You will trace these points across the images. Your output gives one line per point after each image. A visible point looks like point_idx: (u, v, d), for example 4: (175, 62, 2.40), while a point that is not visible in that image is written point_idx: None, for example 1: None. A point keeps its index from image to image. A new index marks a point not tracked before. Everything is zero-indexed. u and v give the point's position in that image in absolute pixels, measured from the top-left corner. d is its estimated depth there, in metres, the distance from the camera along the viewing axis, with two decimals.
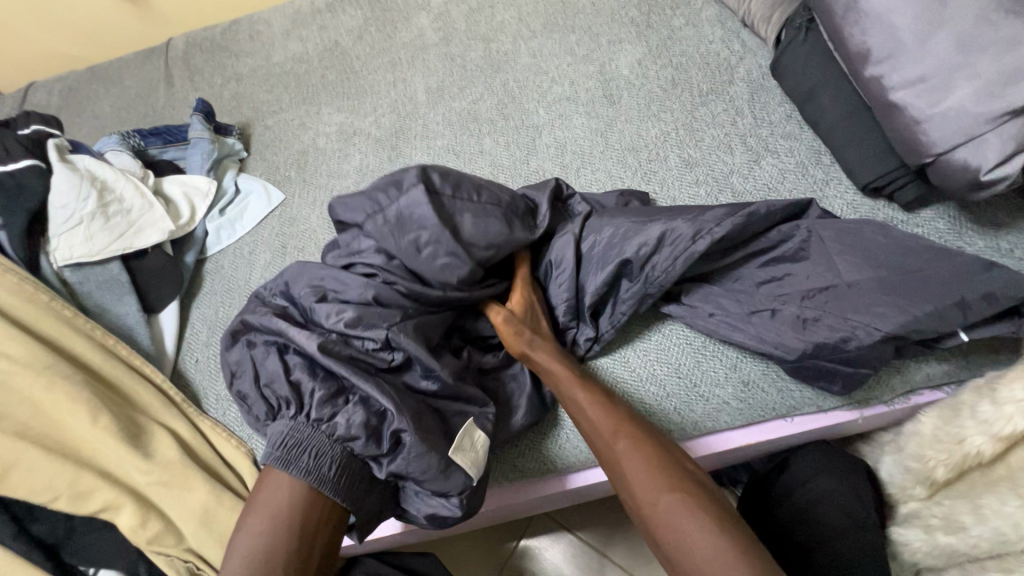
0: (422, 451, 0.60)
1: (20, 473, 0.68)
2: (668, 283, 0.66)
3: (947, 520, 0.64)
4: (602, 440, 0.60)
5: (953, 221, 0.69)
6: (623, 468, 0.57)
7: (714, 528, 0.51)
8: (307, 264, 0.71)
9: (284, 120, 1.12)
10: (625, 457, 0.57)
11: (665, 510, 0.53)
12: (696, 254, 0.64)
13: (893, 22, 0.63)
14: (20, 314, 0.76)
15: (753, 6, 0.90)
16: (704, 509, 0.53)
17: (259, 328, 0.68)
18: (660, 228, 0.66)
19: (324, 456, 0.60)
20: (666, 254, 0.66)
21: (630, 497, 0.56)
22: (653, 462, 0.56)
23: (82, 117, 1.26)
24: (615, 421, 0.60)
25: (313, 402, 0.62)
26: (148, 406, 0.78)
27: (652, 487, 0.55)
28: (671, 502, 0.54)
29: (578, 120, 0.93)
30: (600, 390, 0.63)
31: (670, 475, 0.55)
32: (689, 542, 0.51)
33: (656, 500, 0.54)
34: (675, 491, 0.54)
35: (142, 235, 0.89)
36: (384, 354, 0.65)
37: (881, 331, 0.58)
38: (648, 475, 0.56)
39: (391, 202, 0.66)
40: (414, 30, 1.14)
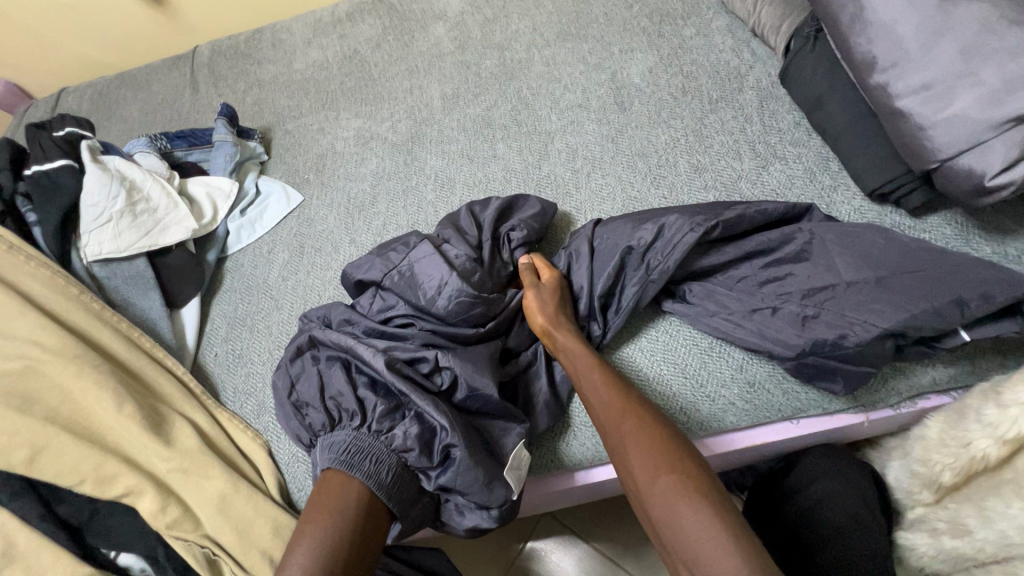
0: (471, 468, 0.62)
1: (49, 457, 0.71)
2: (669, 270, 0.69)
3: (953, 523, 0.62)
4: (610, 420, 0.61)
5: (960, 227, 0.70)
6: (625, 448, 0.59)
7: (707, 512, 0.51)
8: (350, 308, 0.76)
9: (303, 125, 1.16)
10: (628, 437, 0.59)
11: (661, 490, 0.54)
12: (693, 243, 0.68)
13: (899, 31, 0.64)
14: (52, 305, 0.80)
15: (763, 17, 0.91)
16: (701, 493, 0.53)
17: (326, 344, 0.72)
18: (658, 219, 0.72)
19: (383, 464, 0.63)
20: (666, 242, 0.70)
21: (631, 477, 0.57)
22: (655, 442, 0.57)
23: (111, 120, 1.31)
24: (624, 404, 0.61)
25: (374, 415, 0.65)
26: (169, 396, 0.81)
27: (651, 467, 0.56)
28: (667, 484, 0.54)
29: (589, 127, 0.95)
30: (614, 375, 0.65)
31: (672, 458, 0.56)
32: (681, 520, 0.52)
33: (654, 479, 0.55)
34: (674, 473, 0.54)
35: (166, 233, 0.92)
36: (435, 378, 0.69)
37: (878, 327, 0.59)
38: (649, 454, 0.56)
39: (403, 261, 0.76)
40: (431, 38, 1.18)
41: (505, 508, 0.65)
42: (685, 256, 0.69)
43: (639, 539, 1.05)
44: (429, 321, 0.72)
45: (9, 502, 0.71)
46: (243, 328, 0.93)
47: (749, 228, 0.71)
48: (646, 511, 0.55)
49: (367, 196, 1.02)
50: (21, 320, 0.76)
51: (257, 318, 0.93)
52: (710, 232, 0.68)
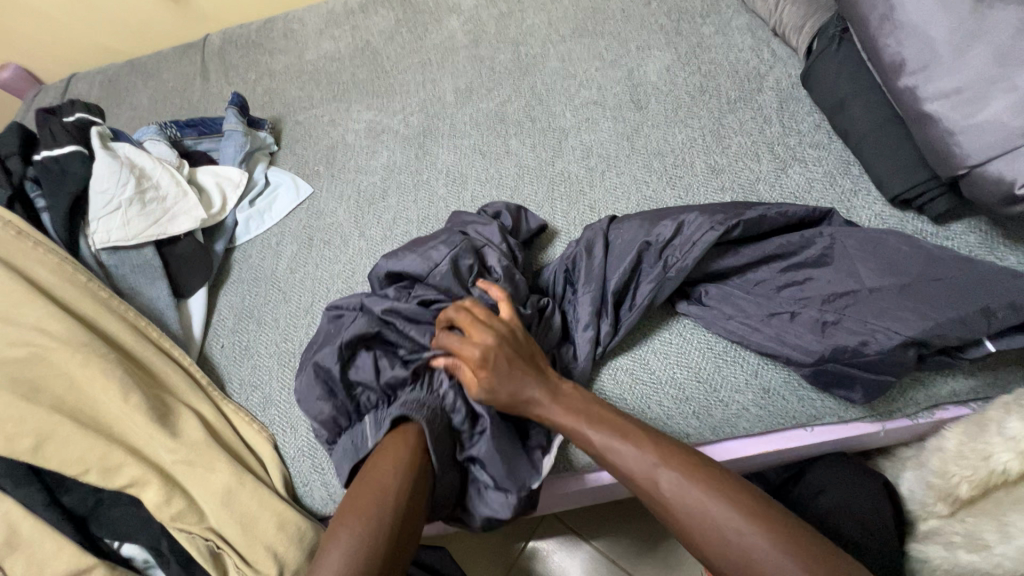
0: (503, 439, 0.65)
1: (54, 445, 0.71)
2: (687, 267, 0.68)
3: (970, 537, 0.61)
4: (640, 484, 0.56)
5: (984, 235, 0.68)
6: (673, 507, 0.54)
7: (794, 561, 0.48)
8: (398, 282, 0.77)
9: (314, 116, 1.15)
10: (672, 489, 0.54)
11: (740, 552, 0.50)
12: (712, 241, 0.67)
13: (929, 33, 0.62)
14: (60, 292, 0.79)
15: (785, 17, 0.90)
16: (779, 536, 0.50)
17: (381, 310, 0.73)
18: (677, 217, 0.71)
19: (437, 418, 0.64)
20: (684, 239, 0.69)
21: (694, 539, 0.53)
22: (702, 494, 0.53)
23: (120, 107, 1.31)
24: (654, 457, 0.56)
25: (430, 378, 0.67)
26: (175, 387, 0.80)
27: (716, 526, 0.52)
28: (744, 540, 0.50)
29: (605, 124, 0.94)
30: (612, 425, 0.59)
31: (733, 508, 0.52)
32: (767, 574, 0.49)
33: (721, 540, 0.51)
34: (744, 523, 0.51)
35: (175, 223, 0.92)
36: None
37: (900, 336, 0.58)
38: (701, 511, 0.53)
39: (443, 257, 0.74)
40: (445, 32, 1.16)
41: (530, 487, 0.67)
42: (702, 254, 0.68)
43: (638, 538, 1.05)
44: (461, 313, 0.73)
45: (13, 490, 0.70)
46: (251, 320, 0.92)
47: (769, 230, 0.70)
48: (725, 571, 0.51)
49: (377, 189, 1.01)
50: (28, 306, 0.76)
51: (264, 310, 0.92)
52: (729, 231, 0.68)
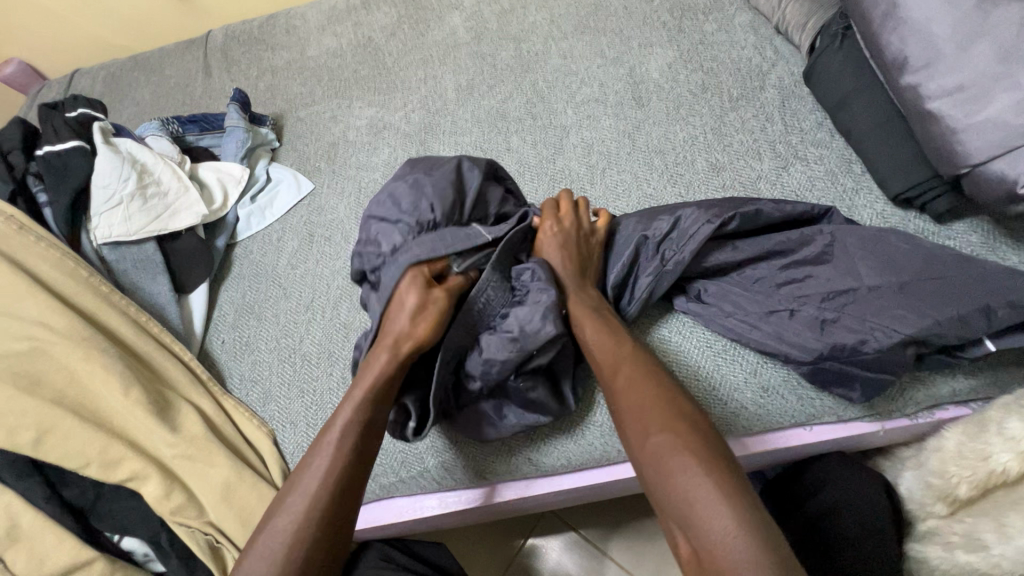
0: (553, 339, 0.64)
1: (55, 439, 0.71)
2: (684, 261, 0.67)
3: (968, 537, 0.61)
4: (604, 375, 0.61)
5: (986, 235, 0.68)
6: (619, 400, 0.59)
7: (698, 466, 0.50)
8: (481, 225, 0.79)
9: (315, 113, 1.15)
10: (629, 384, 0.59)
11: (654, 447, 0.53)
12: (707, 235, 0.67)
13: (932, 30, 0.62)
14: (61, 287, 0.80)
15: (788, 14, 0.89)
16: (699, 449, 0.52)
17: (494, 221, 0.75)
18: (671, 212, 0.71)
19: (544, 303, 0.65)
20: (681, 233, 0.69)
21: (626, 431, 0.57)
22: (652, 395, 0.57)
23: (123, 103, 1.31)
24: (623, 360, 0.61)
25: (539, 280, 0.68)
26: (176, 382, 0.80)
27: (646, 423, 0.55)
28: (660, 439, 0.53)
29: (606, 122, 0.93)
30: (608, 328, 0.65)
31: (668, 415, 0.55)
32: (670, 473, 0.51)
33: (646, 434, 0.55)
34: (669, 430, 0.54)
35: (176, 218, 0.92)
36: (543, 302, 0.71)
37: (900, 335, 0.58)
38: (643, 408, 0.56)
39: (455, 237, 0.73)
40: (446, 28, 1.16)
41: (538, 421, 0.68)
42: (699, 248, 0.68)
43: (630, 529, 1.05)
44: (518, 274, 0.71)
45: (15, 483, 0.71)
46: (251, 315, 0.92)
47: (766, 226, 0.69)
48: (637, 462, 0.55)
49: (378, 185, 1.01)
50: (30, 301, 0.76)
51: (265, 306, 0.93)
52: (725, 224, 0.67)
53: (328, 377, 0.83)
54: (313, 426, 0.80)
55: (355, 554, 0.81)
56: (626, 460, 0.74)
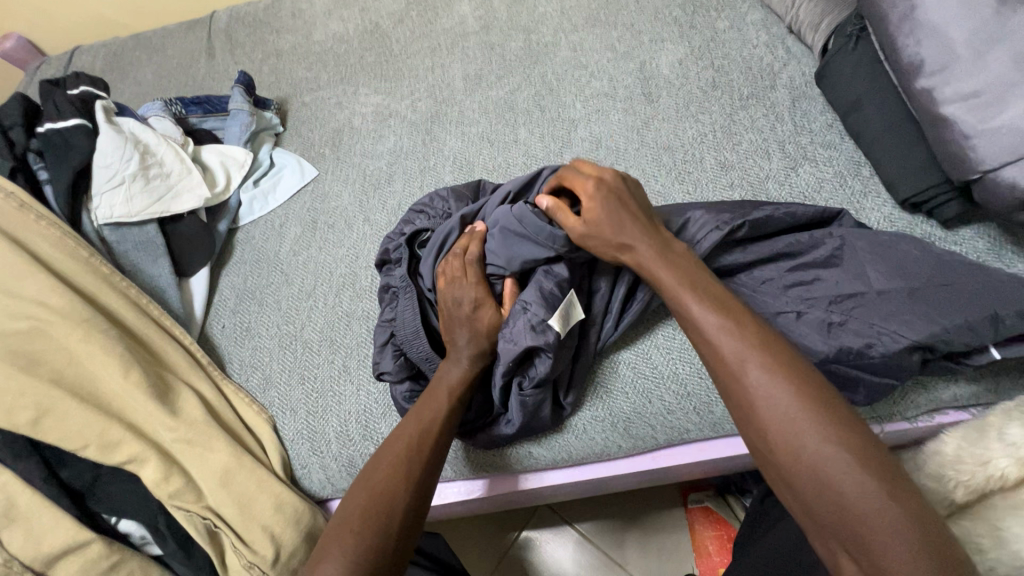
0: (547, 356, 0.64)
1: (53, 419, 0.71)
2: None
3: (963, 542, 0.59)
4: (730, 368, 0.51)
5: (993, 242, 0.68)
6: (754, 400, 0.48)
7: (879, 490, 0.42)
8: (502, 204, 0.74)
9: (320, 98, 1.14)
10: (767, 387, 0.48)
11: (806, 454, 0.45)
12: (714, 243, 0.66)
13: (950, 34, 0.62)
14: (62, 267, 0.79)
15: (801, 13, 0.89)
16: (855, 455, 0.44)
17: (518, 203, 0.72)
18: (684, 215, 0.71)
19: (526, 314, 0.65)
20: (689, 236, 0.69)
21: (765, 440, 0.48)
22: (795, 397, 0.47)
23: (125, 82, 1.29)
24: (748, 352, 0.50)
25: (540, 293, 0.66)
26: (175, 365, 0.80)
27: (803, 432, 0.46)
28: (815, 452, 0.45)
29: (615, 116, 0.93)
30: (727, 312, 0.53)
31: (827, 422, 0.45)
32: (832, 492, 0.44)
33: (799, 447, 0.46)
34: (838, 443, 0.44)
35: (178, 201, 0.91)
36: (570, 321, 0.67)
37: (906, 339, 0.58)
38: (790, 411, 0.47)
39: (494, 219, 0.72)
40: (455, 17, 1.15)
41: (525, 422, 0.68)
42: (705, 253, 0.67)
43: (624, 524, 1.06)
44: (549, 281, 0.66)
45: (12, 463, 0.70)
46: (252, 301, 0.92)
47: (776, 230, 0.69)
48: (784, 479, 0.47)
49: (382, 173, 1.00)
50: (29, 279, 0.75)
51: (266, 292, 0.92)
52: (735, 231, 0.67)
53: (329, 365, 0.82)
54: (313, 414, 0.79)
55: None
56: (631, 455, 0.74)
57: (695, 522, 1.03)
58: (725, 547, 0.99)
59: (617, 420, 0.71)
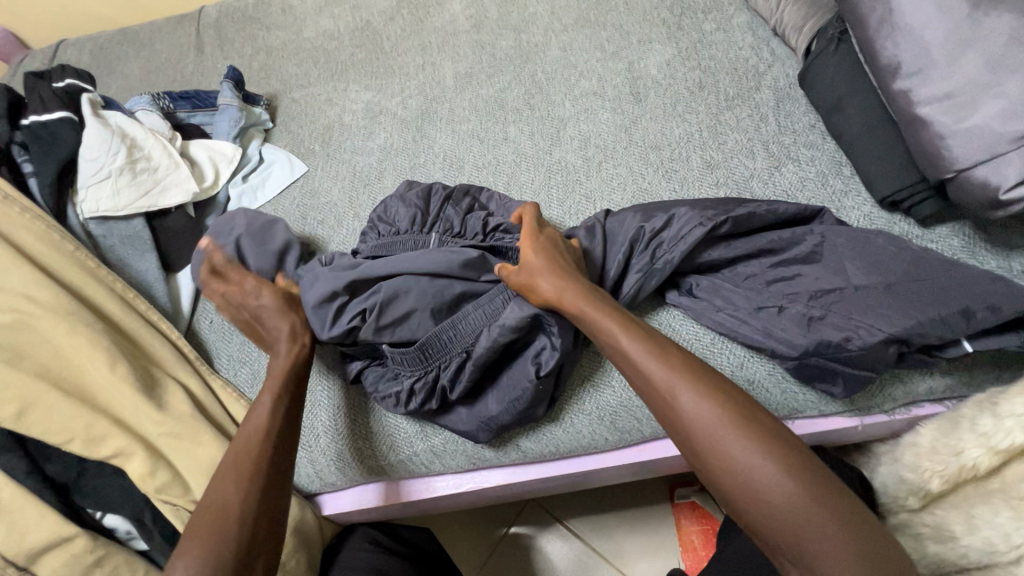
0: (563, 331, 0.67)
1: (38, 413, 0.70)
2: (674, 261, 0.68)
3: (937, 529, 0.63)
4: (663, 392, 0.55)
5: (967, 239, 0.70)
6: (688, 418, 0.53)
7: (790, 479, 0.48)
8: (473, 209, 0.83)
9: (310, 95, 1.14)
10: (693, 405, 0.53)
11: (740, 459, 0.49)
12: (698, 239, 0.67)
13: (926, 37, 0.64)
14: (47, 261, 0.78)
15: (785, 16, 0.91)
16: (777, 454, 0.49)
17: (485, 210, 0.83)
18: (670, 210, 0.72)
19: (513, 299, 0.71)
20: (673, 233, 0.70)
21: (701, 461, 0.52)
22: (716, 409, 0.52)
23: (111, 77, 1.28)
24: (672, 375, 0.55)
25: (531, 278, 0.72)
26: (162, 360, 0.79)
27: (728, 440, 0.50)
28: (742, 454, 0.50)
29: (604, 115, 0.94)
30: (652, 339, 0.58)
31: (749, 430, 0.50)
32: (764, 494, 0.48)
33: (729, 457, 0.50)
34: (760, 445, 0.50)
35: (166, 195, 0.90)
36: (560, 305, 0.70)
37: (883, 332, 0.60)
38: (714, 423, 0.51)
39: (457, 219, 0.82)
40: (446, 15, 1.15)
41: (519, 413, 0.69)
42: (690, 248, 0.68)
43: (610, 520, 1.07)
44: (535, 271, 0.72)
45: None
46: None
47: (760, 226, 0.71)
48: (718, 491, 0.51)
49: (373, 170, 1.00)
50: (14, 272, 0.75)
51: None
52: (718, 227, 0.68)
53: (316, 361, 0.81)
54: (302, 410, 0.79)
55: (339, 541, 0.82)
56: (619, 447, 0.75)
57: (681, 517, 1.04)
58: (712, 541, 1.01)
59: (606, 413, 0.72)
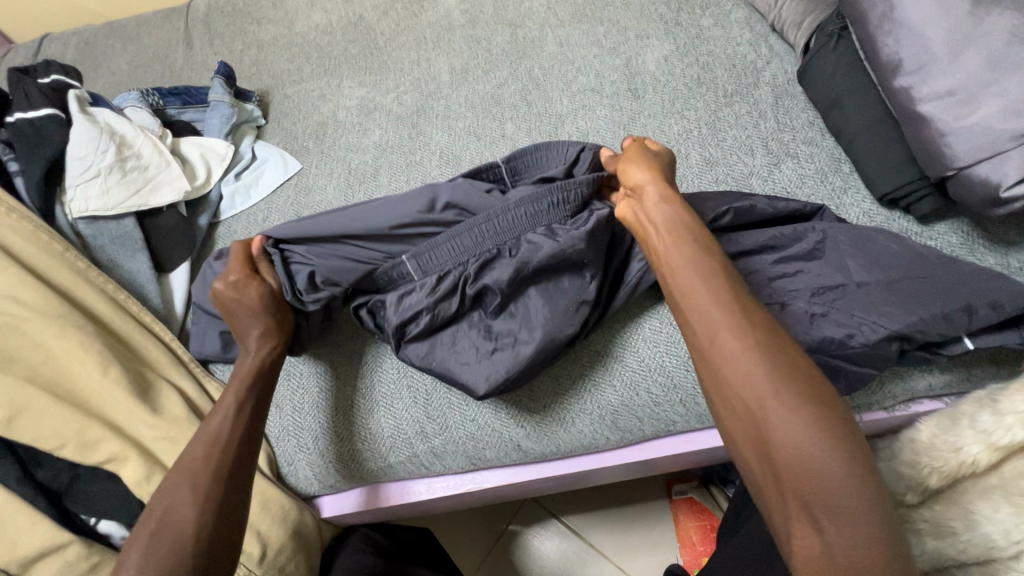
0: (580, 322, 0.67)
1: (29, 418, 0.69)
2: None
3: (937, 526, 0.62)
4: (725, 349, 0.51)
5: (965, 236, 0.71)
6: (750, 378, 0.49)
7: (843, 458, 0.45)
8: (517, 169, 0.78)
9: (303, 90, 1.12)
10: (755, 367, 0.49)
11: (796, 429, 0.46)
12: (699, 230, 0.68)
13: (927, 34, 0.64)
14: (36, 262, 0.76)
15: (784, 12, 0.90)
16: (836, 430, 0.46)
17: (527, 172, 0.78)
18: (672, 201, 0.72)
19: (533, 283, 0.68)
20: None
21: (751, 421, 0.48)
22: (781, 373, 0.48)
23: (98, 72, 1.25)
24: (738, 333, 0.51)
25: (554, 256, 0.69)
26: (155, 362, 0.78)
27: (789, 408, 0.47)
28: (801, 423, 0.46)
29: (602, 112, 0.93)
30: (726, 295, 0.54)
31: (811, 402, 0.47)
32: (817, 466, 0.45)
33: (785, 422, 0.46)
34: (818, 418, 0.46)
35: (158, 193, 0.89)
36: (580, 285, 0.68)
37: (885, 330, 0.60)
38: (775, 387, 0.48)
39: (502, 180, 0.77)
40: (441, 10, 1.14)
41: None
42: None
43: (609, 517, 1.07)
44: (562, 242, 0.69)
45: None
46: None
47: (759, 221, 0.71)
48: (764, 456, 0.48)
49: (368, 167, 0.99)
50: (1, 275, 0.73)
51: None
52: (720, 218, 0.69)
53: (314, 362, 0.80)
54: (299, 411, 0.78)
55: (338, 542, 0.81)
56: (618, 447, 0.75)
57: (679, 513, 1.05)
58: (708, 536, 1.02)
59: (606, 412, 0.72)
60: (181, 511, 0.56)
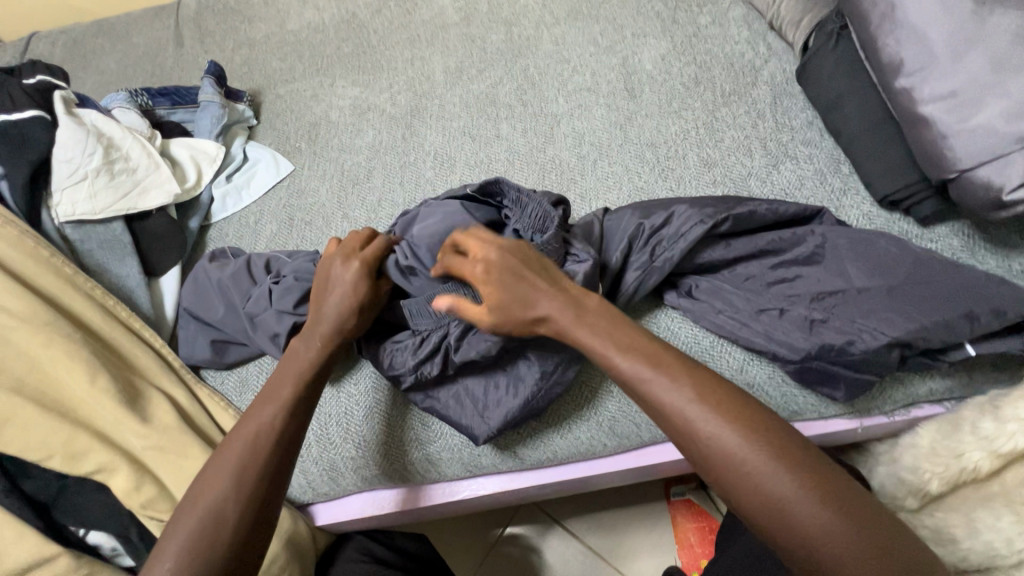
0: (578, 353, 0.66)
1: (15, 428, 0.67)
2: (673, 260, 0.66)
3: (936, 531, 0.63)
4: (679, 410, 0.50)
5: (966, 238, 0.70)
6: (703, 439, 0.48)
7: (819, 505, 0.44)
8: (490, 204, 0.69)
9: (295, 90, 1.10)
10: (713, 430, 0.48)
11: (767, 485, 0.45)
12: (698, 236, 0.66)
13: (929, 34, 0.63)
14: (21, 269, 0.75)
15: (782, 10, 0.89)
16: (802, 484, 0.45)
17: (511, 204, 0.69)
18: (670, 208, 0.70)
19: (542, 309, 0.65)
20: (673, 231, 0.68)
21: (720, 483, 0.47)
22: (741, 431, 0.47)
23: (86, 71, 1.23)
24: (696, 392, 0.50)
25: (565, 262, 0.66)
26: (145, 370, 0.76)
27: (760, 468, 0.46)
28: (773, 480, 0.45)
29: (598, 112, 0.92)
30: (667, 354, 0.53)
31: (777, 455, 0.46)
32: (790, 520, 0.44)
33: (755, 479, 0.46)
34: (790, 470, 0.45)
35: (147, 196, 0.88)
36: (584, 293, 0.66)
37: (886, 336, 0.59)
38: (740, 445, 0.47)
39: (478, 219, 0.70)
40: (434, 8, 1.12)
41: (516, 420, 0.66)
42: (690, 247, 0.67)
43: (607, 519, 1.07)
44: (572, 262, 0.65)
45: None
46: None
47: (759, 225, 0.69)
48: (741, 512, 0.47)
49: (361, 169, 0.97)
50: None
51: None
52: (719, 225, 0.67)
53: None
54: None
55: (334, 550, 0.81)
56: (616, 453, 0.74)
57: (678, 515, 1.04)
58: (707, 537, 1.01)
59: (604, 417, 0.71)
60: (220, 513, 0.55)
